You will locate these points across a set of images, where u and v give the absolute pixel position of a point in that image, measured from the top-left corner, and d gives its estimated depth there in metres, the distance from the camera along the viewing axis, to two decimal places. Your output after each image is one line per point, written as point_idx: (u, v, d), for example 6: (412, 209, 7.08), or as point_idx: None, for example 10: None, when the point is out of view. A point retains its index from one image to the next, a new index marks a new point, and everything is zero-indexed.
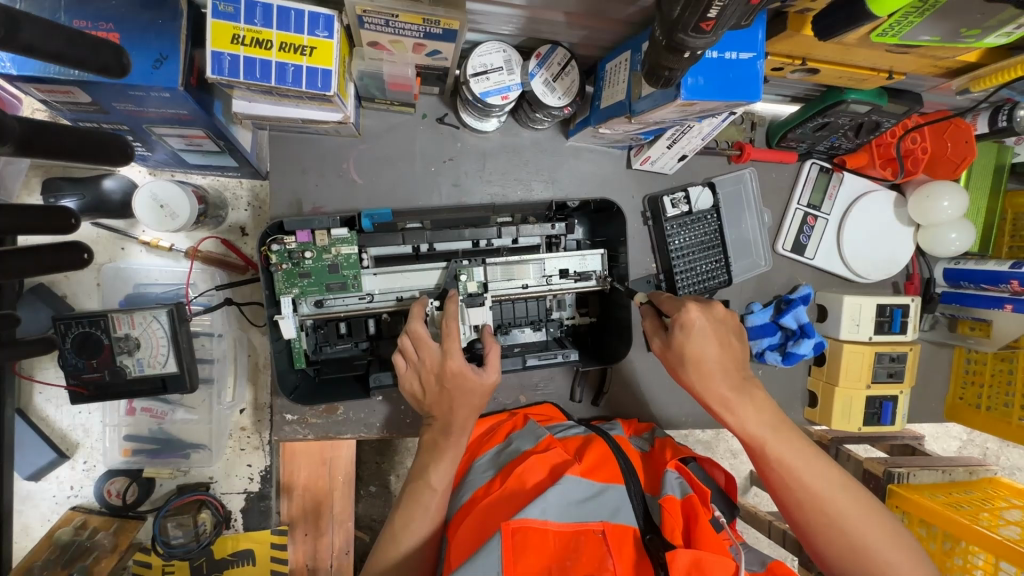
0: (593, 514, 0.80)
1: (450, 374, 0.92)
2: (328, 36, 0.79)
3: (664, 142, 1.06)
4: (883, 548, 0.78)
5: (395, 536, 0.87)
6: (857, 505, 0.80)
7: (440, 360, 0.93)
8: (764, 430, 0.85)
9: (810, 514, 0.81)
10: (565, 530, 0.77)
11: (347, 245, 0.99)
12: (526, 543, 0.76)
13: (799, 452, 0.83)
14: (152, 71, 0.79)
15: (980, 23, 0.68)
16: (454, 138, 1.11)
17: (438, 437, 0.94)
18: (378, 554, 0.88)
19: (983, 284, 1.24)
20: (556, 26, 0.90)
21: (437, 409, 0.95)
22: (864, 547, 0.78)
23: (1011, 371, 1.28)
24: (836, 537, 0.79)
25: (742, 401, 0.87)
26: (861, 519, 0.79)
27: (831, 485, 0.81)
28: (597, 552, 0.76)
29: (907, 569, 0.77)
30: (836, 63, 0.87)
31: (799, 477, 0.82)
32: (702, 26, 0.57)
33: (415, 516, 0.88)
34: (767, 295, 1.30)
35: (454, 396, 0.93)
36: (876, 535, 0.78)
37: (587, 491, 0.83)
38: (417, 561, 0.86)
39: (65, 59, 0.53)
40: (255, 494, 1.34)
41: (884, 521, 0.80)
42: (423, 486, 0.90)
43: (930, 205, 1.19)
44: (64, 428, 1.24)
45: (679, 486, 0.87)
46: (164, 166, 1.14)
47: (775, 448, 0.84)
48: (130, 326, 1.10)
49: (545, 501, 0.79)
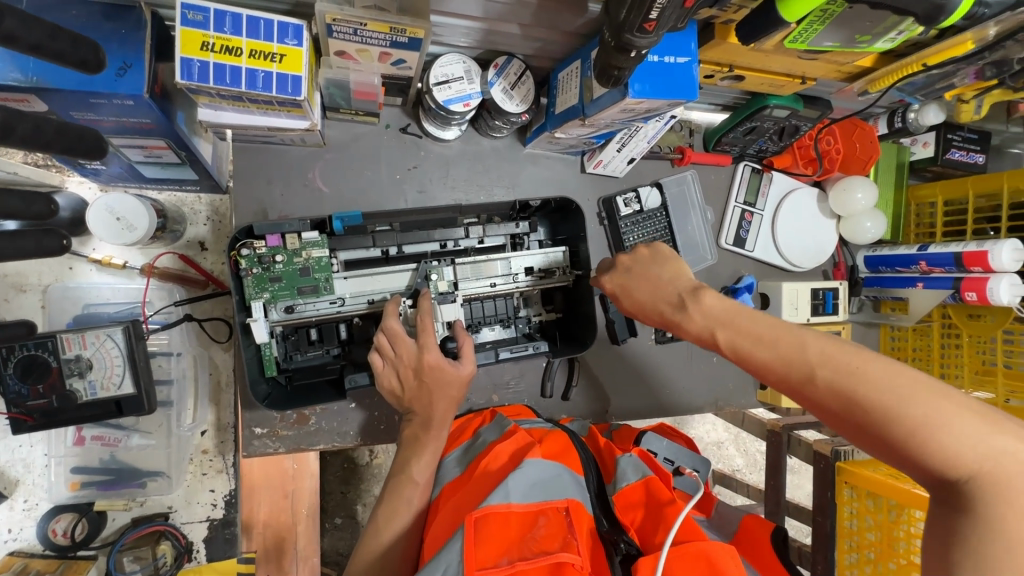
0: (558, 493, 0.80)
1: (428, 367, 0.95)
2: (297, 44, 0.82)
3: (614, 145, 1.15)
4: (900, 423, 0.63)
5: (378, 530, 0.88)
6: (846, 373, 0.68)
7: (417, 355, 0.95)
8: (715, 329, 0.81)
9: (798, 399, 0.73)
10: (529, 510, 0.77)
11: (318, 248, 1.00)
12: (492, 528, 0.74)
13: (759, 340, 0.76)
14: (117, 79, 0.80)
15: (870, 30, 0.81)
16: (417, 147, 1.16)
17: (419, 432, 0.97)
18: (362, 550, 0.88)
19: (897, 266, 1.40)
20: (511, 38, 0.97)
21: (416, 405, 0.97)
22: (871, 427, 0.65)
23: (928, 345, 1.43)
24: (838, 419, 0.69)
25: (679, 308, 0.86)
26: (850, 385, 0.67)
27: (802, 360, 0.71)
28: (561, 528, 0.75)
29: (929, 425, 0.62)
30: (757, 70, 1.00)
31: (765, 365, 0.75)
32: (645, 26, 0.65)
33: (398, 510, 0.89)
34: (715, 287, 1.40)
35: (432, 390, 0.96)
36: (885, 409, 0.64)
37: (550, 473, 0.83)
38: (398, 554, 0.86)
39: (43, 50, 0.55)
40: (219, 521, 1.27)
41: (903, 389, 0.64)
42: (405, 481, 0.92)
43: (847, 196, 1.35)
44: (2, 465, 1.15)
45: (635, 471, 0.90)
46: (118, 181, 1.11)
47: (734, 343, 0.78)
48: (81, 347, 1.06)
49: (508, 486, 0.79)
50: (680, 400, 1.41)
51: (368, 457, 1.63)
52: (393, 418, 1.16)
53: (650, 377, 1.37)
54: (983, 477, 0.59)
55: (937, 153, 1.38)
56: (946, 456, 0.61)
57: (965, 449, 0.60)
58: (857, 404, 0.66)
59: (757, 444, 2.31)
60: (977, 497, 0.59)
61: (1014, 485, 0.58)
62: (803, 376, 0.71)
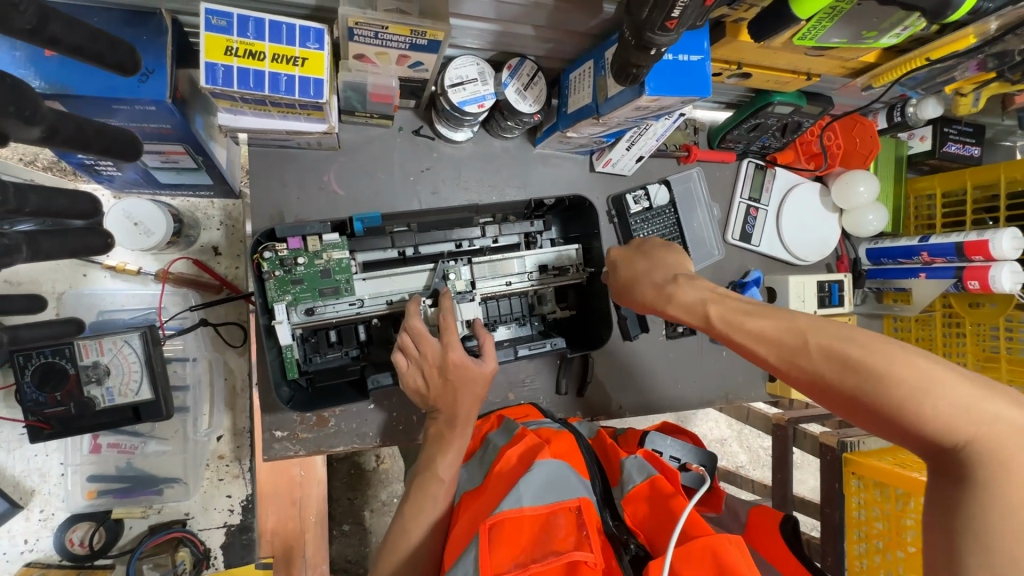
0: (569, 493, 0.79)
1: (452, 365, 0.96)
2: (319, 48, 0.83)
3: (624, 144, 1.17)
4: (896, 386, 0.64)
5: (405, 528, 0.89)
6: (839, 337, 0.70)
7: (441, 353, 0.97)
8: (707, 304, 0.83)
9: (795, 367, 0.73)
10: (540, 513, 0.76)
11: (338, 250, 1.01)
12: (505, 534, 0.74)
13: (751, 313, 0.78)
14: (139, 85, 0.80)
15: (877, 26, 0.84)
16: (429, 149, 1.18)
17: (444, 429, 0.97)
18: (390, 549, 0.89)
19: (899, 258, 1.42)
20: (525, 39, 0.99)
21: (441, 403, 0.98)
22: (868, 395, 0.66)
23: (931, 337, 1.46)
24: (832, 388, 0.69)
25: (676, 285, 0.89)
26: (846, 346, 0.68)
27: (794, 329, 0.73)
28: (574, 528, 0.75)
29: (924, 387, 0.63)
30: (764, 67, 1.02)
31: (756, 336, 0.76)
32: (667, 24, 0.67)
33: (424, 508, 0.90)
34: (722, 282, 1.43)
35: (457, 387, 0.97)
36: (884, 375, 0.65)
37: (561, 472, 0.82)
38: (425, 554, 0.88)
39: (85, 52, 0.56)
40: (236, 527, 1.26)
41: (901, 357, 0.65)
42: (431, 477, 0.92)
43: (849, 190, 1.38)
44: (17, 475, 1.14)
45: (640, 471, 0.87)
46: (131, 187, 1.10)
47: (725, 316, 0.80)
48: (98, 354, 1.05)
49: (519, 490, 0.78)
50: (690, 395, 1.42)
51: (375, 463, 1.63)
52: (411, 418, 1.17)
53: (660, 372, 1.39)
54: (980, 442, 0.61)
55: (935, 147, 1.42)
56: (943, 422, 0.62)
57: (961, 415, 0.62)
58: (854, 373, 0.67)
59: (760, 440, 2.34)
60: (973, 463, 0.60)
61: (1008, 448, 0.59)
62: (797, 345, 0.72)
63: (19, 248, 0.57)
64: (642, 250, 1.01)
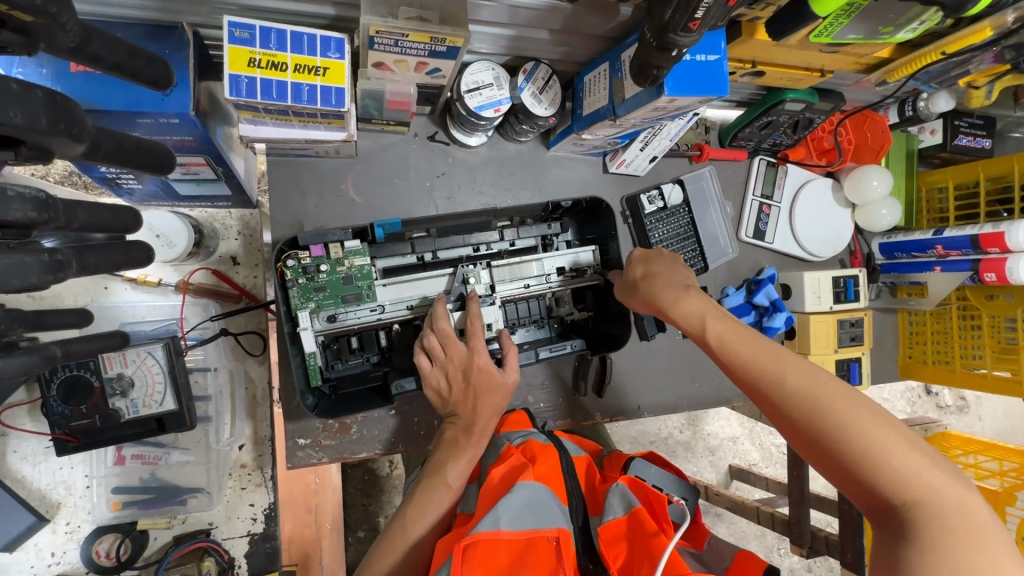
0: (548, 522, 0.77)
1: (477, 370, 0.97)
2: (339, 57, 0.84)
3: (638, 144, 1.18)
4: (852, 435, 0.67)
5: (405, 526, 0.90)
6: (812, 379, 0.73)
7: (467, 358, 0.98)
8: (706, 322, 0.88)
9: (767, 405, 0.77)
10: (518, 538, 0.75)
11: (360, 256, 1.01)
12: (479, 555, 0.73)
13: (745, 340, 0.83)
14: (164, 98, 0.80)
15: (893, 21, 0.84)
16: (445, 154, 1.18)
17: (460, 435, 0.98)
18: (387, 545, 0.89)
19: (913, 252, 1.43)
20: (540, 43, 1.00)
21: (461, 408, 0.99)
22: (826, 439, 0.69)
23: (946, 328, 1.49)
24: (794, 426, 0.73)
25: (682, 298, 0.94)
26: (820, 389, 0.72)
27: (778, 363, 0.77)
28: (550, 559, 0.74)
29: (880, 445, 0.65)
30: (778, 65, 1.03)
31: (742, 361, 0.81)
32: (690, 25, 0.68)
33: (425, 508, 0.90)
34: (737, 279, 1.44)
35: (479, 392, 0.98)
36: (842, 426, 0.68)
37: (543, 497, 0.81)
38: (421, 555, 0.88)
39: (122, 68, 0.57)
40: (259, 535, 1.26)
41: (864, 411, 0.68)
42: (439, 481, 0.92)
43: (862, 185, 1.37)
44: (43, 489, 1.14)
45: (621, 503, 0.86)
46: (150, 199, 1.10)
47: (718, 337, 0.86)
48: (122, 365, 1.06)
49: (498, 511, 0.77)
50: (706, 393, 1.42)
51: (388, 468, 1.64)
52: (432, 423, 1.18)
53: (677, 371, 1.40)
54: (923, 507, 0.62)
55: (946, 140, 1.42)
56: (893, 480, 0.64)
57: (909, 479, 0.63)
58: (818, 416, 0.70)
59: (772, 438, 2.33)
60: (916, 523, 0.61)
61: (951, 519, 0.60)
62: (775, 379, 0.76)
63: (70, 264, 0.53)
64: (662, 253, 1.07)
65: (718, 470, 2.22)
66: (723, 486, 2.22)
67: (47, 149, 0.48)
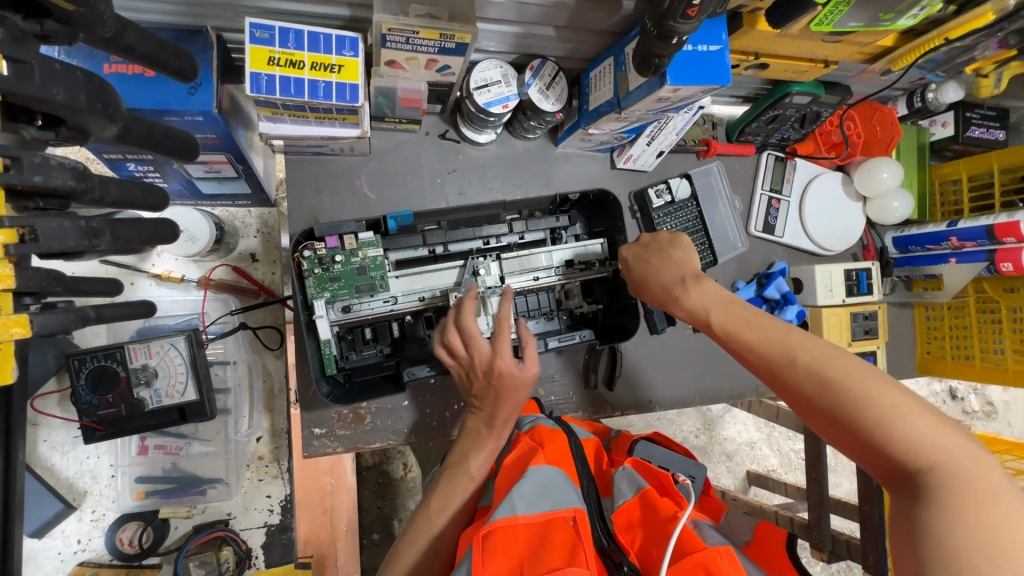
0: (565, 502, 0.78)
1: (499, 372, 0.98)
2: (354, 55, 0.88)
3: (645, 139, 1.20)
4: (863, 404, 0.67)
5: (429, 517, 0.91)
6: (820, 354, 0.74)
7: (490, 359, 0.99)
8: (711, 309, 0.91)
9: (780, 385, 0.78)
10: (535, 520, 0.75)
11: (372, 248, 1.05)
12: (499, 541, 0.73)
13: (750, 323, 0.84)
14: (189, 97, 0.85)
15: (893, 8, 0.86)
16: (455, 152, 1.22)
17: (481, 426, 1.00)
18: (411, 537, 0.90)
19: (926, 245, 1.42)
20: (546, 40, 1.03)
21: (483, 401, 1.02)
22: (839, 409, 0.70)
23: (964, 323, 1.46)
24: (807, 402, 0.74)
25: (687, 288, 0.97)
26: (829, 362, 0.73)
27: (786, 341, 0.78)
28: (571, 539, 0.73)
29: (889, 410, 0.66)
30: (782, 56, 1.04)
31: (750, 343, 0.82)
32: (688, 11, 0.70)
33: (450, 499, 0.91)
34: (748, 273, 1.44)
35: (501, 392, 0.99)
36: (856, 396, 0.68)
37: (556, 479, 0.82)
38: (445, 544, 0.89)
39: (153, 60, 0.61)
40: (276, 526, 1.28)
41: (873, 380, 0.69)
42: (461, 472, 0.94)
43: (873, 177, 1.36)
44: (71, 477, 1.18)
45: (632, 486, 0.88)
46: (177, 198, 1.17)
47: (724, 323, 0.88)
48: (147, 356, 1.10)
49: (513, 498, 0.78)
50: (718, 388, 1.42)
51: (403, 471, 1.66)
52: (445, 414, 1.19)
53: (687, 365, 1.40)
54: (940, 469, 0.61)
55: (958, 132, 1.42)
56: (907, 445, 0.64)
57: (924, 443, 0.63)
58: (828, 389, 0.71)
59: (792, 443, 2.29)
60: (934, 485, 0.60)
61: (967, 476, 0.59)
62: (784, 357, 0.77)
63: (103, 233, 0.57)
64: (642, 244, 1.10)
65: (736, 475, 2.19)
66: (741, 491, 2.18)
67: (85, 130, 0.52)
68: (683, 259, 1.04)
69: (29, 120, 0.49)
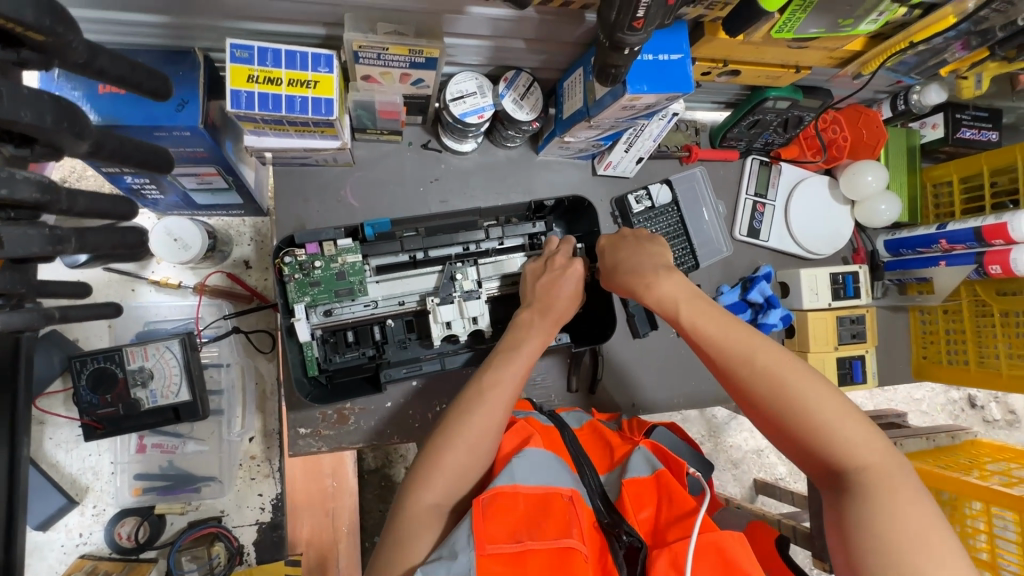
0: (562, 481, 0.81)
1: (571, 269, 1.06)
2: (329, 71, 0.93)
3: (622, 146, 1.22)
4: (813, 410, 0.76)
5: (481, 391, 0.88)
6: (779, 360, 0.81)
7: (567, 257, 1.09)
8: (680, 304, 0.93)
9: (738, 383, 0.83)
10: (535, 493, 0.78)
11: (352, 254, 1.09)
12: (497, 506, 0.75)
13: (715, 321, 0.89)
14: (177, 113, 0.91)
15: (852, 13, 0.87)
16: (438, 161, 1.26)
17: (534, 317, 1.01)
18: (457, 415, 0.86)
19: (917, 247, 1.40)
20: (518, 52, 1.06)
21: (544, 293, 1.04)
22: (792, 412, 0.77)
23: (958, 326, 1.44)
24: (762, 403, 0.80)
25: (657, 277, 0.98)
26: (787, 368, 0.80)
27: (749, 345, 0.84)
28: (567, 515, 0.76)
29: (833, 417, 0.76)
30: (752, 63, 1.06)
31: (715, 341, 0.87)
32: (634, 24, 0.73)
33: (501, 380, 0.90)
34: (734, 277, 1.44)
35: (563, 285, 1.05)
36: (805, 401, 0.77)
37: (553, 460, 0.84)
38: (488, 432, 0.85)
39: (126, 81, 0.66)
40: (267, 524, 1.32)
41: (820, 389, 0.78)
42: (516, 348, 0.95)
43: (858, 180, 1.36)
44: (74, 473, 1.25)
45: (647, 465, 0.89)
46: (174, 208, 1.23)
47: (691, 317, 0.91)
48: (143, 359, 1.16)
49: (512, 469, 0.80)
50: (704, 392, 1.42)
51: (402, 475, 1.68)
52: (427, 416, 1.22)
53: (670, 369, 1.41)
54: (870, 470, 0.72)
55: (948, 134, 1.40)
56: (846, 448, 0.74)
57: (859, 446, 0.74)
58: (785, 394, 0.78)
59: None
60: (866, 483, 0.71)
61: (890, 476, 0.71)
62: (747, 359, 0.83)
63: (68, 240, 0.62)
64: (626, 237, 1.11)
65: (742, 484, 2.15)
66: (748, 501, 2.14)
67: (58, 147, 0.57)
68: (656, 252, 1.05)
69: (7, 140, 0.54)
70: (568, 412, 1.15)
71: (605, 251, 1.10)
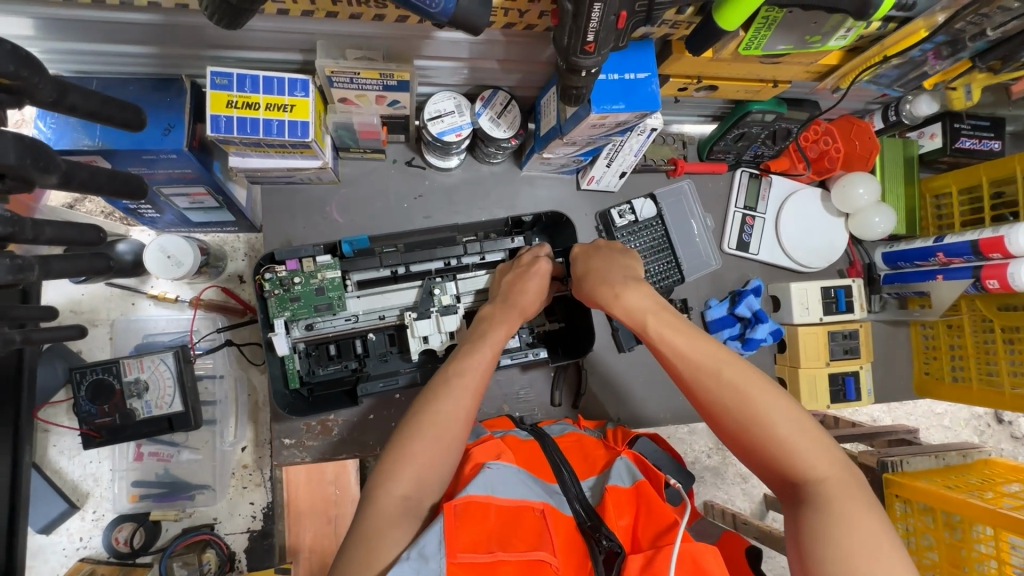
0: (535, 494, 0.81)
1: (538, 267, 1.09)
2: (305, 95, 0.96)
3: (603, 161, 1.22)
4: (774, 422, 0.75)
5: (447, 379, 0.91)
6: (744, 370, 0.80)
7: (535, 257, 1.12)
8: (648, 314, 0.92)
9: (703, 393, 0.81)
10: (508, 505, 0.78)
11: (330, 270, 1.11)
12: (469, 516, 0.75)
13: (682, 332, 0.87)
14: (163, 137, 0.94)
15: (819, 30, 0.86)
16: (422, 177, 1.29)
17: (496, 310, 1.05)
18: (424, 406, 0.87)
19: (916, 260, 1.35)
20: (494, 73, 1.08)
21: (511, 290, 1.08)
22: (755, 422, 0.76)
23: (959, 341, 1.39)
24: (724, 414, 0.79)
25: (627, 288, 0.97)
26: (750, 379, 0.79)
27: (715, 356, 0.83)
28: (538, 529, 0.76)
29: (792, 429, 0.74)
30: (729, 79, 1.05)
31: (682, 351, 0.85)
32: (586, 48, 0.74)
33: (467, 371, 0.91)
34: (723, 291, 1.42)
35: (527, 284, 1.08)
36: (768, 413, 0.76)
37: (523, 473, 0.84)
38: (454, 423, 0.86)
39: (98, 115, 0.70)
40: (257, 532, 1.36)
41: (783, 401, 0.76)
42: (480, 340, 0.98)
43: (849, 192, 1.34)
44: (76, 479, 1.31)
45: (626, 475, 0.87)
46: (172, 226, 1.29)
47: (659, 327, 0.90)
48: (139, 370, 1.21)
49: (485, 478, 0.80)
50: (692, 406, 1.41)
51: None
52: None
53: (658, 383, 1.40)
54: (829, 483, 0.70)
55: (946, 143, 1.36)
56: (806, 460, 0.72)
57: (818, 459, 0.72)
58: (748, 405, 0.77)
59: None
60: (825, 496, 0.69)
61: (848, 489, 0.69)
62: (712, 370, 0.81)
63: (32, 268, 0.68)
64: (599, 248, 1.11)
65: None
66: None
67: (28, 181, 0.61)
68: (627, 264, 1.06)
69: None
70: (551, 425, 1.14)
71: (578, 260, 1.10)
